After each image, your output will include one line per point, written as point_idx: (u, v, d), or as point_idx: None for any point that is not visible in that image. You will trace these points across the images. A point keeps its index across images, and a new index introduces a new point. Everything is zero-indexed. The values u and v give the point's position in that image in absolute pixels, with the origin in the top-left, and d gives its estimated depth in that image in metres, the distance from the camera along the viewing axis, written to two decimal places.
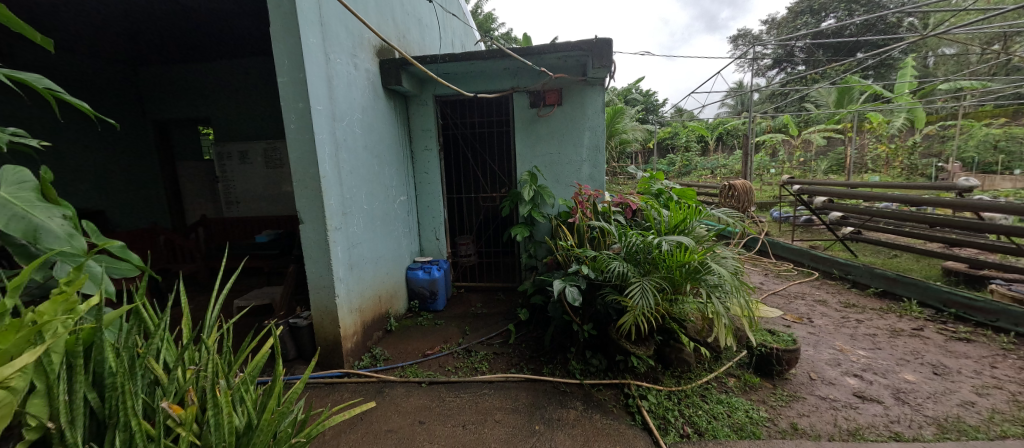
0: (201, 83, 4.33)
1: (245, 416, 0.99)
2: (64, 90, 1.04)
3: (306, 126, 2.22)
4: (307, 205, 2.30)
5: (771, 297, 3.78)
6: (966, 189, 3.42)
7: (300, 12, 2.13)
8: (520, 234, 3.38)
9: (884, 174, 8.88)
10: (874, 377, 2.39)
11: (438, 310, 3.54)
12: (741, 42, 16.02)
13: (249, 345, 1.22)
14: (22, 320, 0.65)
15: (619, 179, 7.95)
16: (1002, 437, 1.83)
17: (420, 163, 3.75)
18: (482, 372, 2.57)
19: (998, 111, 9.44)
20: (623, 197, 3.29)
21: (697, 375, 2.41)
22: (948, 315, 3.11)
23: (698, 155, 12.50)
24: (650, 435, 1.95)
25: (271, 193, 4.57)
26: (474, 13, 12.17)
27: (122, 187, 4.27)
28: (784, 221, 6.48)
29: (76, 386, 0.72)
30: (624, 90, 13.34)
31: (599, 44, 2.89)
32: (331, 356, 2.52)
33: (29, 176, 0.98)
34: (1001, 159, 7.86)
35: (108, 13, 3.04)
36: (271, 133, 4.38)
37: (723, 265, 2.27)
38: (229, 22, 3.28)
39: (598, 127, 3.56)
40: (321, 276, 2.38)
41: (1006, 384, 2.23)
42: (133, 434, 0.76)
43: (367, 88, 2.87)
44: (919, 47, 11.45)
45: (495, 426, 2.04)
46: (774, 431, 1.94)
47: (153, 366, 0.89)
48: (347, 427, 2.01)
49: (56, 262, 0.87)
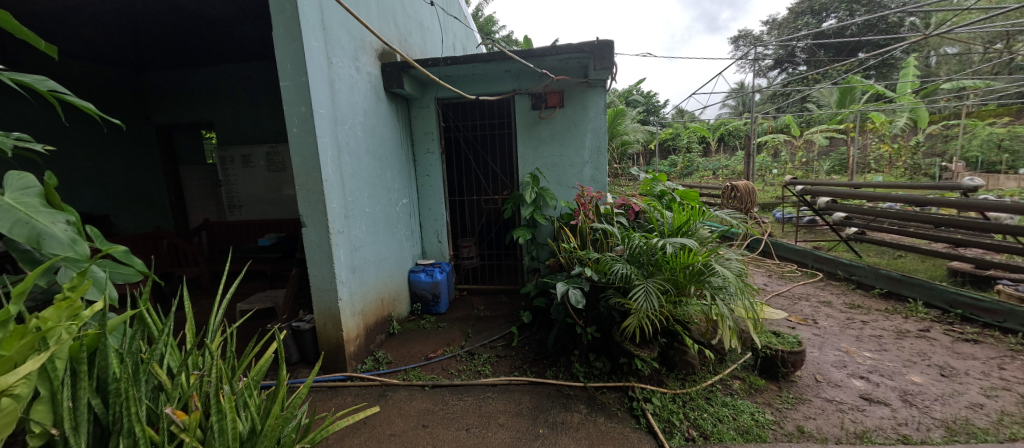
0: (204, 87, 4.36)
1: (249, 422, 0.98)
2: (68, 92, 1.03)
3: (308, 129, 2.22)
4: (309, 208, 2.30)
5: (776, 298, 3.77)
6: (971, 189, 3.39)
7: (301, 16, 2.13)
8: (522, 235, 3.42)
9: (887, 174, 8.88)
10: (880, 379, 2.37)
11: (440, 312, 3.55)
12: (741, 43, 16.23)
13: (253, 350, 1.21)
14: (25, 326, 0.65)
15: (620, 180, 8.01)
16: (1011, 439, 1.80)
17: (422, 165, 3.75)
18: (485, 375, 2.56)
19: (1002, 110, 9.35)
20: (626, 199, 3.26)
21: (702, 378, 2.38)
22: (954, 315, 3.08)
23: (700, 155, 12.51)
24: (655, 439, 1.94)
25: (273, 197, 4.58)
26: (475, 16, 12.31)
27: (126, 192, 4.30)
28: (789, 221, 6.59)
29: (80, 393, 0.72)
30: (625, 92, 13.37)
31: (600, 46, 2.88)
32: (334, 360, 2.51)
33: (33, 182, 0.97)
34: (1006, 158, 7.80)
35: (110, 18, 3.06)
36: (273, 135, 4.40)
37: (727, 266, 2.24)
38: (231, 27, 3.30)
39: (600, 128, 3.56)
40: (323, 279, 2.38)
41: (1015, 386, 2.21)
42: (136, 440, 0.75)
43: (369, 91, 2.87)
44: (921, 46, 11.42)
45: (498, 430, 2.03)
46: (781, 435, 1.92)
47: (158, 371, 0.88)
48: (351, 431, 2.01)
49: (60, 268, 0.88)
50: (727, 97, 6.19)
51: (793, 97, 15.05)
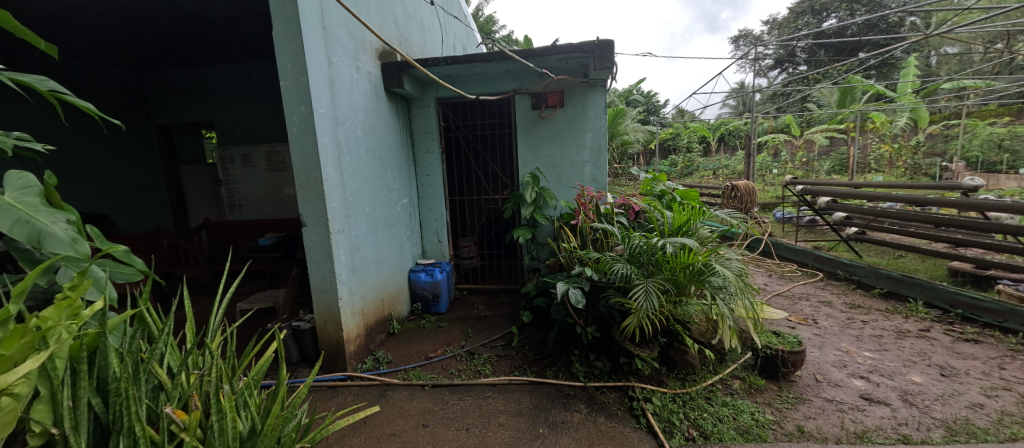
0: (204, 87, 4.36)
1: (249, 421, 0.98)
2: (68, 92, 1.03)
3: (308, 129, 2.22)
4: (309, 208, 2.30)
5: (776, 298, 3.76)
6: (971, 189, 3.39)
7: (301, 16, 2.13)
8: (522, 235, 3.42)
9: (887, 174, 8.87)
10: (881, 379, 2.37)
11: (440, 312, 3.55)
12: (742, 43, 16.23)
13: (253, 350, 1.21)
14: (26, 325, 0.65)
15: (621, 180, 8.01)
16: (1011, 439, 1.80)
17: (422, 165, 3.75)
18: (485, 375, 2.56)
19: (1002, 110, 9.35)
20: (626, 199, 3.26)
21: (702, 378, 2.38)
22: (954, 315, 3.08)
23: (701, 155, 12.50)
24: (655, 438, 1.94)
25: (273, 197, 4.58)
26: (475, 15, 12.31)
27: (126, 192, 4.30)
28: (789, 221, 6.59)
29: (80, 392, 0.72)
30: (625, 92, 13.36)
31: (600, 45, 2.88)
32: (334, 360, 2.51)
33: (33, 181, 0.97)
34: (1006, 158, 7.79)
35: (111, 18, 3.07)
36: (273, 135, 4.40)
37: (727, 266, 2.24)
38: (231, 26, 3.30)
39: (600, 128, 3.55)
40: (323, 279, 2.38)
41: (1016, 386, 2.21)
42: (136, 440, 0.75)
43: (369, 91, 2.87)
44: (922, 46, 11.41)
45: (498, 430, 2.03)
46: (781, 434, 1.92)
47: (158, 371, 0.88)
48: (351, 431, 2.01)
49: (60, 267, 0.88)
50: (727, 97, 6.19)
51: (794, 97, 15.05)
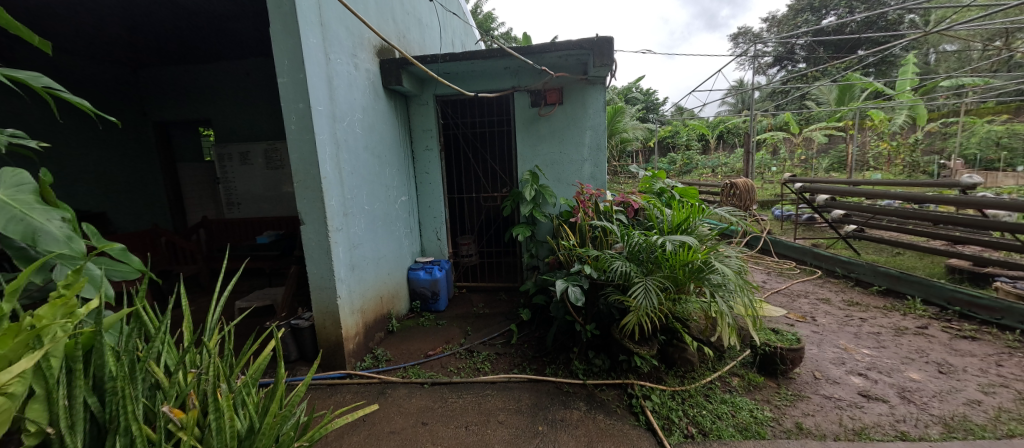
0: (200, 84, 4.33)
1: (247, 419, 0.97)
2: (63, 88, 1.01)
3: (306, 126, 2.21)
4: (308, 206, 2.29)
5: (774, 296, 3.77)
6: (970, 186, 3.38)
7: (299, 13, 2.12)
8: (521, 233, 3.43)
9: (885, 171, 8.92)
10: (879, 376, 2.38)
11: (439, 310, 3.54)
12: (740, 40, 16.26)
13: (250, 348, 1.20)
14: (20, 324, 0.64)
15: (619, 178, 8.05)
16: (1009, 436, 1.80)
17: (421, 162, 3.74)
18: (484, 373, 2.57)
19: (1000, 107, 9.40)
20: (625, 197, 3.25)
21: (700, 375, 2.39)
22: (952, 312, 3.09)
23: (699, 152, 12.55)
24: (655, 435, 1.94)
25: (271, 195, 4.56)
26: (474, 14, 12.21)
27: (124, 189, 4.29)
28: (788, 219, 6.60)
29: (76, 391, 0.71)
30: (624, 89, 13.38)
31: (600, 42, 2.87)
32: (332, 358, 2.51)
33: (28, 179, 0.96)
34: (1004, 156, 7.82)
35: (104, 14, 3.03)
36: (271, 132, 4.38)
37: (727, 263, 2.24)
38: (227, 23, 3.27)
39: (599, 126, 3.55)
40: (322, 277, 2.37)
41: (1013, 383, 2.21)
42: (134, 439, 0.75)
43: (367, 88, 2.86)
44: (921, 43, 11.44)
45: (498, 427, 2.03)
46: (780, 431, 1.93)
47: (154, 369, 0.87)
48: (350, 429, 2.01)
49: (55, 265, 0.87)
50: (726, 94, 6.16)
51: (792, 94, 15.14)
